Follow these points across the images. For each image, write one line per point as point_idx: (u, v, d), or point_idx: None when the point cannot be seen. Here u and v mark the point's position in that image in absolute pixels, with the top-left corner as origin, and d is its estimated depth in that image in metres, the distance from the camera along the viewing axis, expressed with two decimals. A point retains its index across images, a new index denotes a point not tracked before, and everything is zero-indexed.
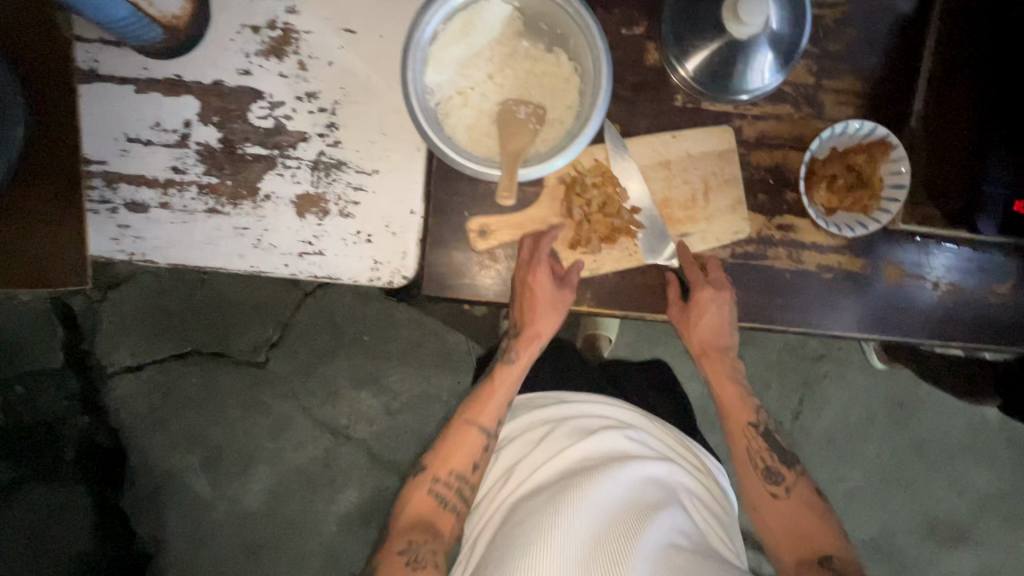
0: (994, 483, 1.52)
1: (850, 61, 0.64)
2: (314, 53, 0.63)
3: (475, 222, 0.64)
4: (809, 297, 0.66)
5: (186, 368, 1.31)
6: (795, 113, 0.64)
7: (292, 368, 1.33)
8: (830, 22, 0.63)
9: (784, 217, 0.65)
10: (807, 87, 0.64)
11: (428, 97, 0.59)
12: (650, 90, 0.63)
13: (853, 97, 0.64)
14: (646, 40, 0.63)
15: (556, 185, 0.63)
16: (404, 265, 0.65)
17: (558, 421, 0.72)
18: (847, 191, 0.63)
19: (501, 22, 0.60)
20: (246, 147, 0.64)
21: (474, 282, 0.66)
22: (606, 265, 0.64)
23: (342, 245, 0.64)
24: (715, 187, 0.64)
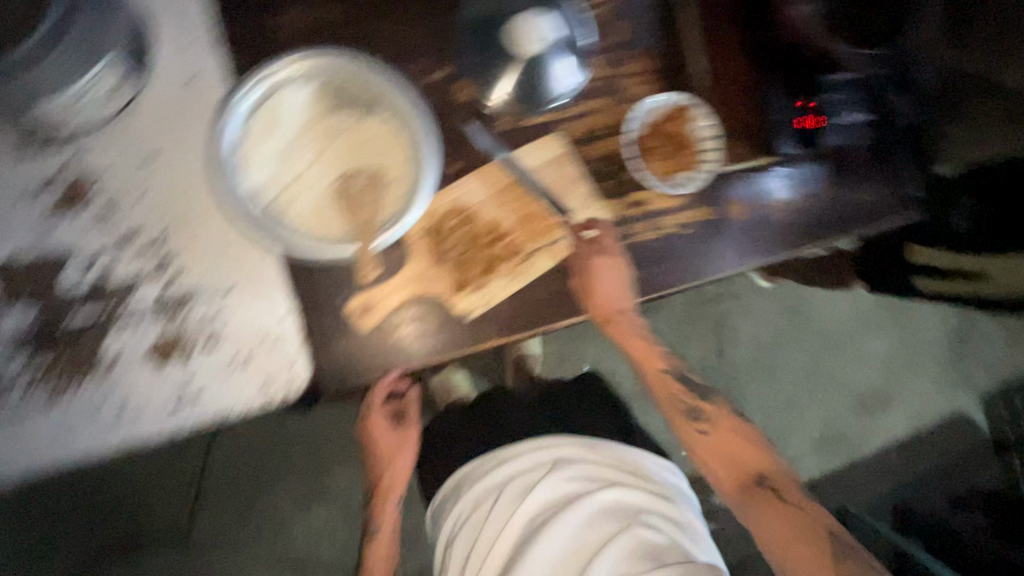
0: (890, 342, 1.74)
1: (634, 46, 0.71)
2: (115, 192, 0.57)
3: (354, 302, 0.61)
4: (682, 256, 0.70)
5: None
6: (606, 103, 0.70)
7: (228, 517, 1.16)
8: (603, 20, 0.70)
9: (634, 194, 0.70)
10: (607, 78, 0.70)
11: (257, 198, 0.56)
12: (472, 124, 0.66)
13: (647, 75, 0.72)
14: (451, 82, 0.66)
15: (419, 239, 0.62)
16: (295, 372, 0.61)
17: (496, 491, 0.71)
18: (672, 154, 0.69)
19: (308, 103, 0.57)
20: (72, 316, 0.57)
21: (377, 360, 0.63)
22: (497, 294, 0.64)
23: (220, 379, 0.59)
24: (563, 190, 0.68)
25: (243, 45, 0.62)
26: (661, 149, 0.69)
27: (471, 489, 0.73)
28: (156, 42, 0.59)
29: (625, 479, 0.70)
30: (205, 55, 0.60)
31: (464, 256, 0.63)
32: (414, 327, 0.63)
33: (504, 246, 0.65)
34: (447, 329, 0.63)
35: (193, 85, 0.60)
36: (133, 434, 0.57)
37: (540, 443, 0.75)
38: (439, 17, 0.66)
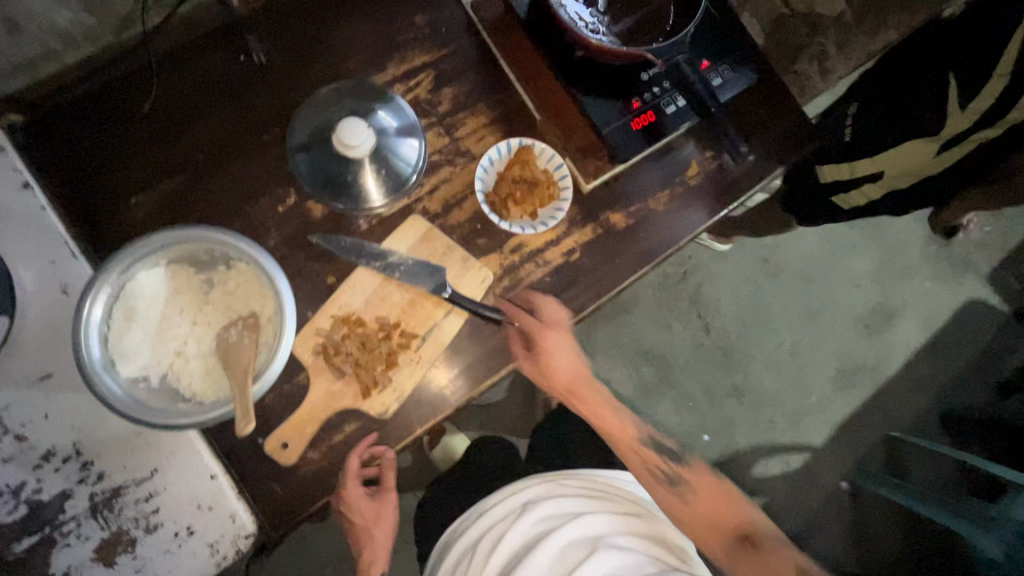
0: (876, 256, 1.66)
1: (463, 108, 0.74)
2: (24, 418, 0.60)
3: (273, 441, 0.62)
4: (583, 277, 0.73)
5: None
6: (455, 169, 0.72)
7: None
8: (425, 96, 0.73)
9: (509, 241, 0.71)
10: (448, 146, 0.73)
11: (146, 381, 0.59)
12: (334, 234, 0.68)
13: (485, 128, 0.74)
14: (302, 203, 0.68)
15: (315, 359, 0.64)
16: (239, 525, 0.62)
17: (483, 532, 0.73)
18: (530, 194, 0.70)
19: (164, 280, 0.61)
20: (15, 547, 0.58)
21: (315, 485, 0.63)
22: (406, 383, 0.65)
23: (171, 556, 0.60)
24: (440, 263, 0.69)
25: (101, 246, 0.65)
26: (518, 194, 0.70)
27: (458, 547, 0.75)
28: (18, 269, 0.62)
29: (604, 502, 0.70)
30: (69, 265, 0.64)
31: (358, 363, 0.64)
32: (340, 441, 0.64)
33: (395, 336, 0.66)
34: (369, 436, 0.64)
35: (66, 296, 0.63)
36: None
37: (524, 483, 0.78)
38: (271, 151, 0.69)
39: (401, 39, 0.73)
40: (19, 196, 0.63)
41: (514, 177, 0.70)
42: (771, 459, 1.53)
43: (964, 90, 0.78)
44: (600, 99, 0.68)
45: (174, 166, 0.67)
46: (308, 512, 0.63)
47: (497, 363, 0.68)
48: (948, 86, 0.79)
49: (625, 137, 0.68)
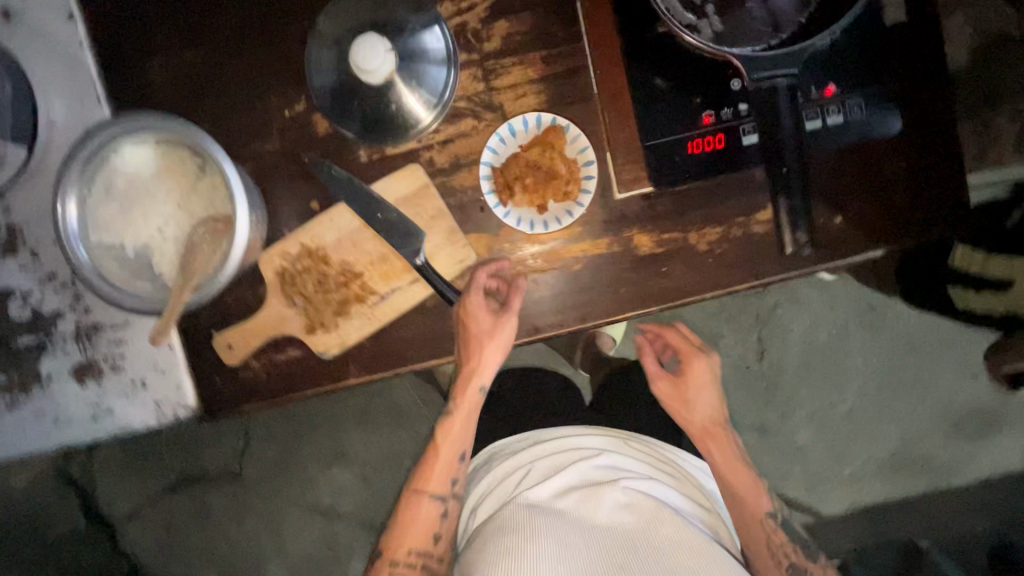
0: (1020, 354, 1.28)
1: (514, 52, 0.61)
2: (38, 238, 0.67)
3: (222, 339, 0.65)
4: (567, 295, 0.62)
5: (178, 500, 1.30)
6: (478, 124, 0.62)
7: (266, 467, 1.30)
8: (475, 26, 0.61)
9: (507, 228, 0.62)
10: (480, 94, 0.62)
11: (121, 248, 0.61)
12: (331, 158, 0.63)
13: (529, 85, 0.61)
14: (309, 114, 0.63)
15: (274, 279, 0.64)
16: (181, 396, 0.68)
17: (532, 458, 0.72)
18: (543, 183, 0.61)
19: (155, 158, 0.61)
20: (18, 340, 0.69)
21: (252, 388, 0.66)
22: (351, 335, 0.64)
23: (125, 397, 0.68)
24: (425, 227, 0.63)
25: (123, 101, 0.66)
26: (530, 179, 0.61)
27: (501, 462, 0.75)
28: (45, 97, 0.64)
29: (666, 476, 0.71)
30: (90, 110, 0.66)
31: (312, 298, 0.64)
32: (279, 361, 0.66)
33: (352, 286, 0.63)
34: (306, 367, 0.65)
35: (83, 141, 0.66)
36: (63, 439, 0.69)
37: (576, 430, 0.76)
38: (296, 46, 0.63)
39: None
40: (62, 28, 0.64)
41: (533, 159, 0.61)
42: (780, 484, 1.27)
43: None
44: (668, 104, 0.58)
45: (205, 40, 0.64)
46: (238, 410, 0.67)
47: (446, 348, 0.64)
48: None
49: (675, 158, 0.58)
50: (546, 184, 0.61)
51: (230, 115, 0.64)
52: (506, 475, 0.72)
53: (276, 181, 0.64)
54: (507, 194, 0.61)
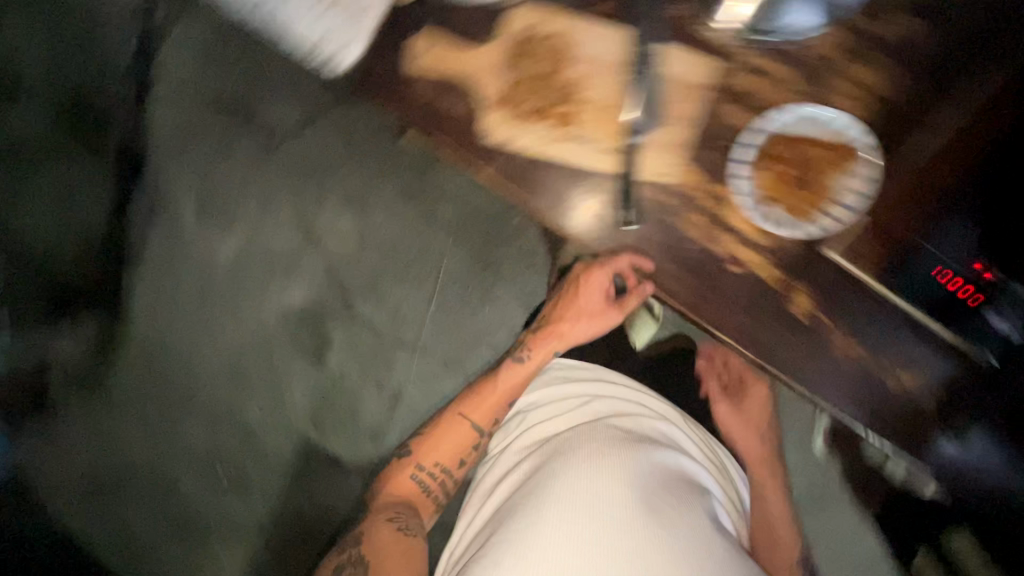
0: None
1: (855, 67, 0.65)
2: None
3: (423, 42, 0.71)
4: (724, 300, 0.66)
5: (216, 117, 1.30)
6: (773, 85, 0.66)
7: (304, 151, 1.27)
8: (840, 35, 0.66)
9: (718, 184, 0.66)
10: (787, 72, 0.66)
11: None
12: (642, 17, 0.69)
13: (831, 99, 0.66)
14: None
15: (512, 44, 0.71)
16: (345, 50, 0.73)
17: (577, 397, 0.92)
18: (796, 182, 0.64)
19: None
20: None
21: (409, 93, 0.71)
22: (530, 138, 0.69)
23: (307, 7, 0.76)
24: (649, 108, 0.68)
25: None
26: (784, 164, 0.64)
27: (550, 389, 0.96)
28: None
29: (703, 480, 0.83)
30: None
31: (545, 82, 0.70)
32: (450, 104, 0.70)
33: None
34: (464, 115, 0.70)
35: None
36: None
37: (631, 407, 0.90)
38: None
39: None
40: None
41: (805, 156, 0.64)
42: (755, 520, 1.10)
43: None
44: (940, 239, 0.60)
45: None
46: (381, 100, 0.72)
47: (581, 212, 0.69)
48: None
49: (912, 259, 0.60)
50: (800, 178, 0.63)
51: None
52: (553, 431, 0.88)
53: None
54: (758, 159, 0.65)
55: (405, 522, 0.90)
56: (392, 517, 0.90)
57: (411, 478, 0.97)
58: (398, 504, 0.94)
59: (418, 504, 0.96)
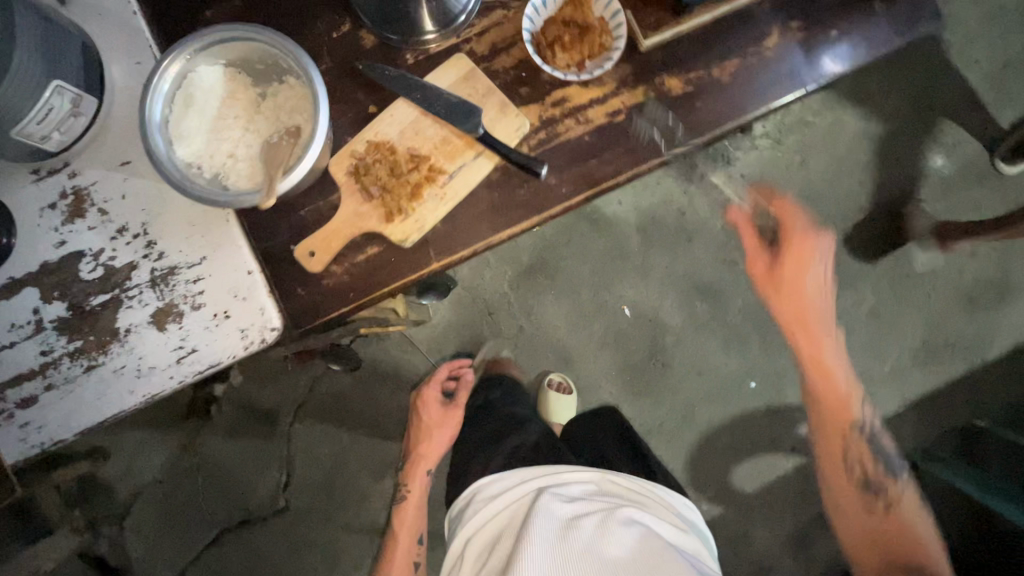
0: (962, 287, 1.45)
1: (726, 46, 0.70)
2: (107, 196, 0.70)
3: (302, 248, 0.67)
4: (742, 83, 0.70)
5: (223, 547, 1.40)
6: (636, 87, 0.69)
7: (312, 494, 1.41)
8: (692, 45, 0.70)
9: (545, 147, 0.69)
10: (647, 88, 0.70)
11: (175, 150, 0.62)
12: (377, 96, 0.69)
13: (609, 100, 0.70)
14: (364, 101, 0.69)
15: (347, 178, 0.67)
16: (253, 279, 0.68)
17: (519, 484, 0.96)
18: (575, 45, 0.67)
19: (222, 81, 0.66)
20: (92, 300, 0.69)
21: (434, 239, 0.68)
22: (428, 218, 0.67)
23: (207, 332, 0.68)
24: (443, 151, 0.67)
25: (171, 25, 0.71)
26: (400, 150, 0.67)
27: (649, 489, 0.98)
28: (110, 63, 0.70)
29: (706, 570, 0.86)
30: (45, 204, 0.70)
31: (402, 142, 0.67)
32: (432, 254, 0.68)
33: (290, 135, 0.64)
34: (388, 255, 0.68)
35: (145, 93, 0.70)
36: (142, 392, 0.68)
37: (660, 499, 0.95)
38: (401, 109, 0.68)
39: (673, 55, 0.69)
40: (34, 189, 0.69)
41: (476, 53, 0.70)
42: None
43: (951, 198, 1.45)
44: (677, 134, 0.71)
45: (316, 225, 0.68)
46: (459, 257, 0.69)
47: (526, 211, 0.69)
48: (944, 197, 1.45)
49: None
50: (459, 121, 0.67)
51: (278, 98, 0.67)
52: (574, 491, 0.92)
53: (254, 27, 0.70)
54: (361, 158, 0.67)
55: None
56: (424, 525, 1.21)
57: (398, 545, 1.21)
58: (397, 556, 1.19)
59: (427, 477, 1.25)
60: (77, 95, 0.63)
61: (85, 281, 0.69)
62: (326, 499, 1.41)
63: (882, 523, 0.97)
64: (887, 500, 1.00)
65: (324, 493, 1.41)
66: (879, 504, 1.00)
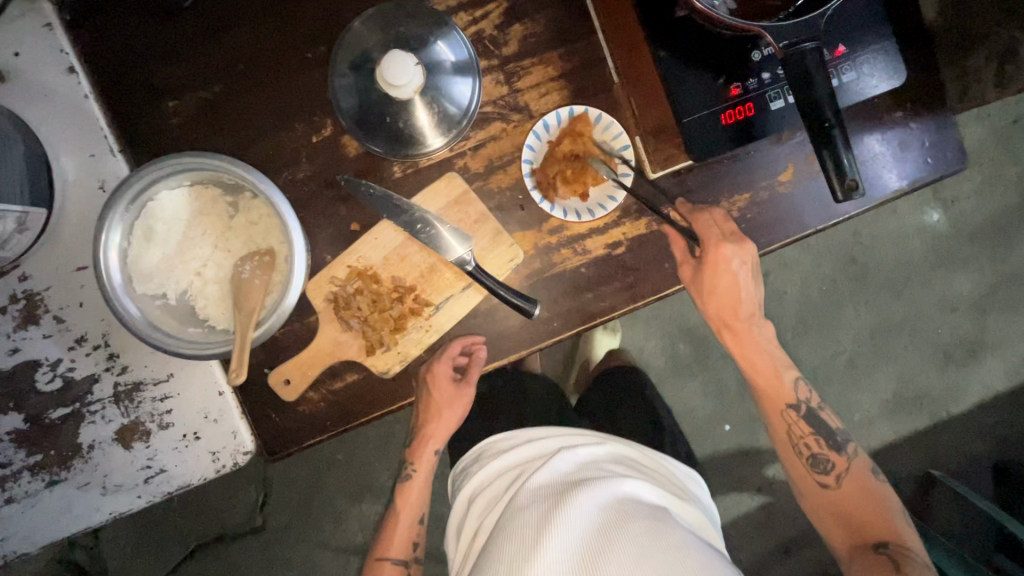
0: (966, 331, 1.40)
1: (740, 176, 0.65)
2: (62, 302, 0.64)
3: (276, 376, 0.64)
4: (770, 210, 0.66)
5: (200, 564, 1.35)
6: (641, 215, 0.65)
7: (290, 516, 1.37)
8: (702, 174, 0.65)
9: (539, 276, 0.65)
10: (652, 217, 0.65)
11: (136, 284, 0.57)
12: (360, 212, 0.63)
13: (611, 226, 0.65)
14: (345, 214, 0.64)
15: (325, 307, 0.63)
16: (224, 402, 0.65)
17: (520, 446, 0.72)
18: (580, 172, 0.63)
19: (189, 200, 0.60)
20: (51, 413, 0.65)
21: (418, 368, 0.66)
22: (412, 349, 0.65)
23: (176, 453, 0.66)
24: (428, 282, 0.64)
25: (131, 114, 0.63)
26: (384, 279, 0.64)
27: (668, 467, 0.74)
28: (57, 152, 0.61)
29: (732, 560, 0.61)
30: None
31: (387, 269, 0.64)
32: (416, 384, 0.66)
33: (263, 265, 0.59)
34: (369, 383, 0.65)
35: (102, 192, 0.63)
36: (108, 509, 0.66)
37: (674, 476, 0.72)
38: (386, 230, 0.63)
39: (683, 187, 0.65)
40: None
41: (470, 169, 0.64)
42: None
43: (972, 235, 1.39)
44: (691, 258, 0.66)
45: (293, 350, 0.65)
46: (444, 387, 0.66)
47: (516, 343, 0.66)
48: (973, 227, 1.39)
49: (709, 132, 0.59)
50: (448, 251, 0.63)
51: (251, 212, 0.60)
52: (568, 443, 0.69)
53: (224, 123, 0.63)
54: (342, 286, 0.63)
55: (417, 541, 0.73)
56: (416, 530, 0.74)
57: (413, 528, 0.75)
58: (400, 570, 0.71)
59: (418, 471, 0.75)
60: (22, 212, 0.56)
61: (43, 392, 0.65)
62: (304, 519, 1.37)
63: (841, 499, 0.68)
64: (836, 467, 0.70)
65: (301, 514, 1.37)
66: (829, 470, 0.70)
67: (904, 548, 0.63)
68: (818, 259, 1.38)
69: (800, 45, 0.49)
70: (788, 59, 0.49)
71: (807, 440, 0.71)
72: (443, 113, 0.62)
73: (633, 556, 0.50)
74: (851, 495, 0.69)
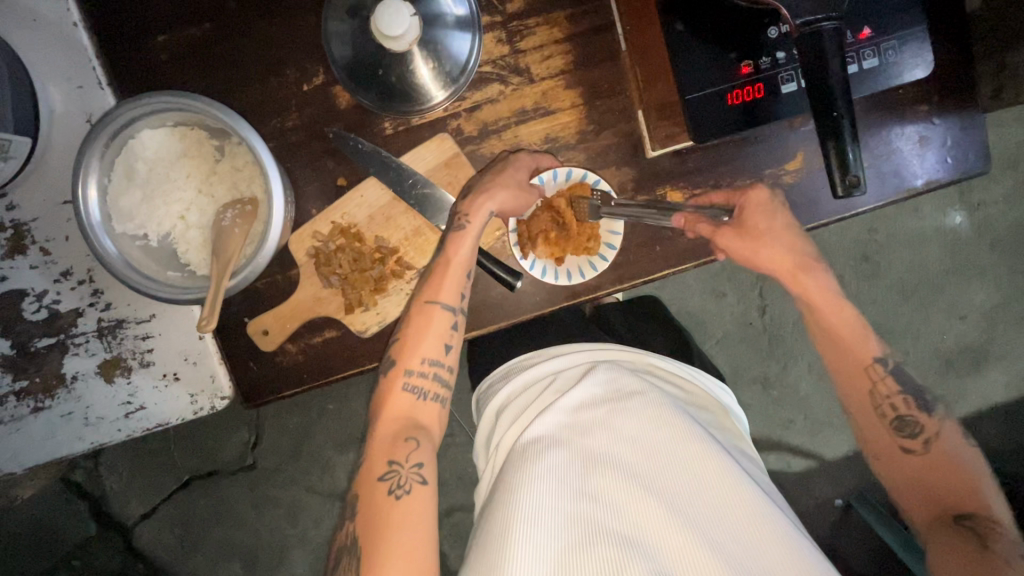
0: (976, 336, 1.36)
1: (744, 160, 0.62)
2: (49, 234, 0.64)
3: (255, 325, 0.64)
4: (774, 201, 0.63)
5: (192, 495, 1.41)
6: (636, 192, 0.62)
7: (279, 458, 1.41)
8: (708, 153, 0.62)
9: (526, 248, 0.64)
10: (648, 196, 0.63)
11: (115, 222, 0.57)
12: (347, 165, 0.62)
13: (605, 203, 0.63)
14: (332, 166, 0.62)
15: (307, 261, 0.63)
16: (204, 346, 0.66)
17: (550, 358, 0.68)
18: (565, 238, 0.62)
19: (173, 141, 0.59)
20: (36, 342, 0.66)
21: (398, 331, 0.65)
22: (391, 311, 0.64)
23: (156, 391, 0.67)
24: (411, 245, 0.64)
25: (122, 48, 0.62)
26: (367, 239, 0.63)
27: (700, 379, 0.70)
28: (45, 81, 0.60)
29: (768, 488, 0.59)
30: None
31: (371, 228, 0.63)
32: None
33: (244, 215, 0.58)
34: (347, 341, 0.65)
35: (90, 125, 0.62)
36: (91, 438, 0.68)
37: (707, 390, 0.69)
38: (373, 187, 0.62)
39: (685, 166, 0.62)
40: None
41: (463, 131, 0.62)
42: (773, 454, 1.33)
43: (993, 239, 1.34)
44: (685, 241, 0.63)
45: (273, 302, 0.65)
46: None
47: (497, 313, 0.65)
48: (996, 232, 1.34)
49: (712, 112, 0.57)
50: (433, 215, 0.62)
51: (235, 158, 0.59)
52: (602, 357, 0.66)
53: (213, 64, 0.61)
54: (324, 242, 0.63)
55: (404, 466, 0.52)
56: (389, 465, 0.52)
57: (403, 389, 0.56)
58: (397, 436, 0.54)
59: (421, 416, 0.56)
60: (6, 139, 0.55)
61: (30, 322, 0.66)
62: (294, 462, 1.41)
63: (922, 466, 0.60)
64: (925, 431, 0.61)
65: (289, 458, 1.41)
66: (916, 433, 0.61)
67: (991, 517, 0.55)
68: (831, 253, 1.34)
69: (817, 26, 0.45)
70: (802, 39, 0.46)
71: (893, 399, 0.63)
72: (443, 70, 0.59)
73: (687, 497, 0.49)
74: (944, 464, 0.59)
